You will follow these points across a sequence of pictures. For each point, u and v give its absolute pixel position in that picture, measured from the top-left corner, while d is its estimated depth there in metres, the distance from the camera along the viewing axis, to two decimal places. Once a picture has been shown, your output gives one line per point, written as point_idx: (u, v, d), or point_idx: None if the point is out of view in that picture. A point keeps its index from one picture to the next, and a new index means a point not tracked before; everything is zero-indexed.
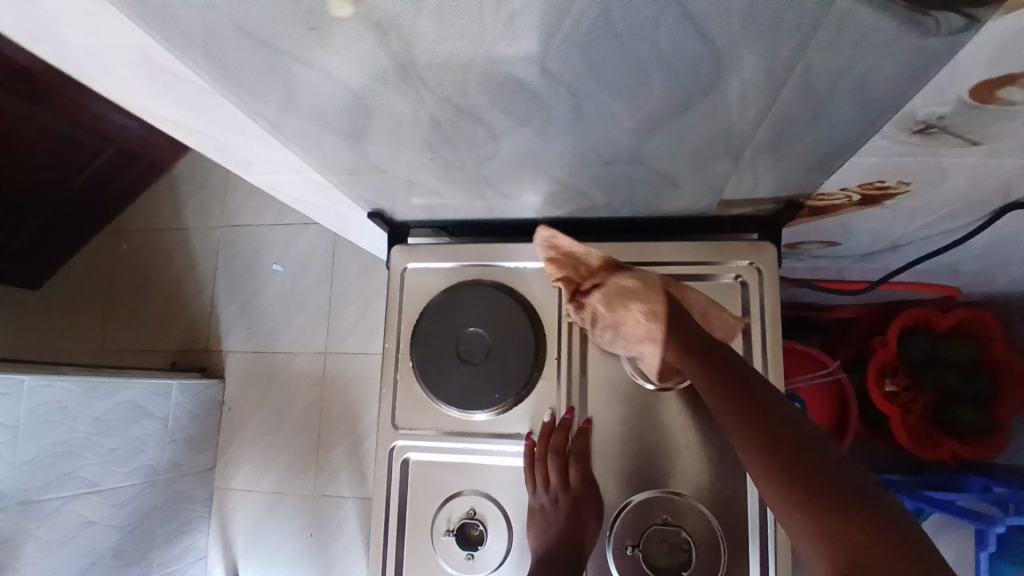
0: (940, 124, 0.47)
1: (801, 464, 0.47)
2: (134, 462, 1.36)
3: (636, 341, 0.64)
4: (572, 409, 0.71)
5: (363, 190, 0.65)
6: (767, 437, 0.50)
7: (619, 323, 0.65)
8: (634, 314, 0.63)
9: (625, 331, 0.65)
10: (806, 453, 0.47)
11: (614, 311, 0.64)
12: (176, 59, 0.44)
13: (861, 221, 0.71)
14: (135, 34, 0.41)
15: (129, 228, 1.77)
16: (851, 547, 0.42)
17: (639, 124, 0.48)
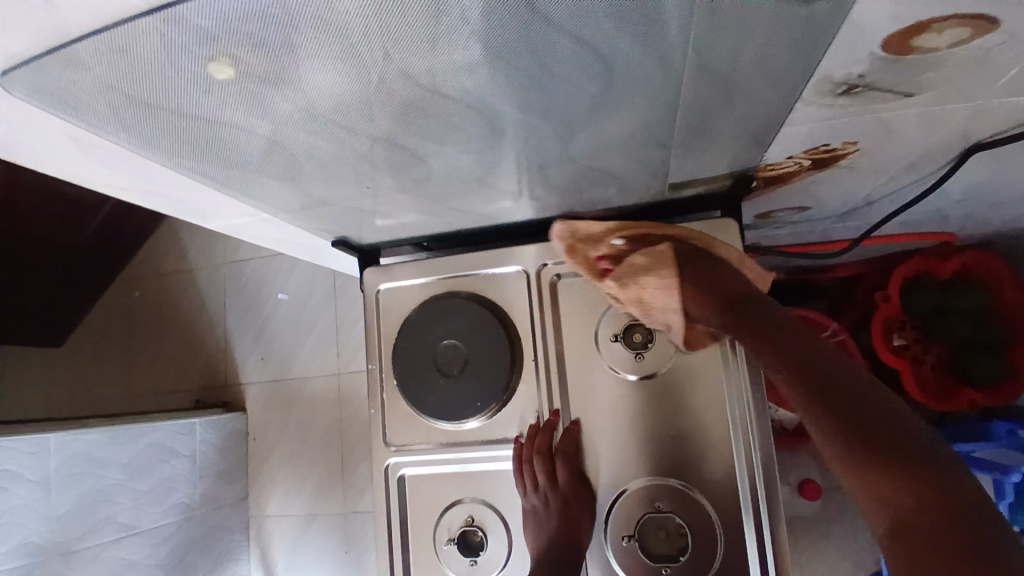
0: (862, 82, 0.44)
1: (867, 429, 0.43)
2: (168, 500, 1.41)
3: (657, 312, 0.63)
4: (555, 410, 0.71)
5: (320, 222, 0.67)
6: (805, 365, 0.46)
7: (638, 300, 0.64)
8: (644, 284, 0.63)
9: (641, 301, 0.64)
10: (869, 409, 0.44)
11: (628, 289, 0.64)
12: (99, 137, 0.45)
13: (823, 184, 0.70)
14: (54, 122, 0.43)
15: (141, 275, 1.83)
16: (927, 516, 0.39)
17: (558, 126, 0.48)
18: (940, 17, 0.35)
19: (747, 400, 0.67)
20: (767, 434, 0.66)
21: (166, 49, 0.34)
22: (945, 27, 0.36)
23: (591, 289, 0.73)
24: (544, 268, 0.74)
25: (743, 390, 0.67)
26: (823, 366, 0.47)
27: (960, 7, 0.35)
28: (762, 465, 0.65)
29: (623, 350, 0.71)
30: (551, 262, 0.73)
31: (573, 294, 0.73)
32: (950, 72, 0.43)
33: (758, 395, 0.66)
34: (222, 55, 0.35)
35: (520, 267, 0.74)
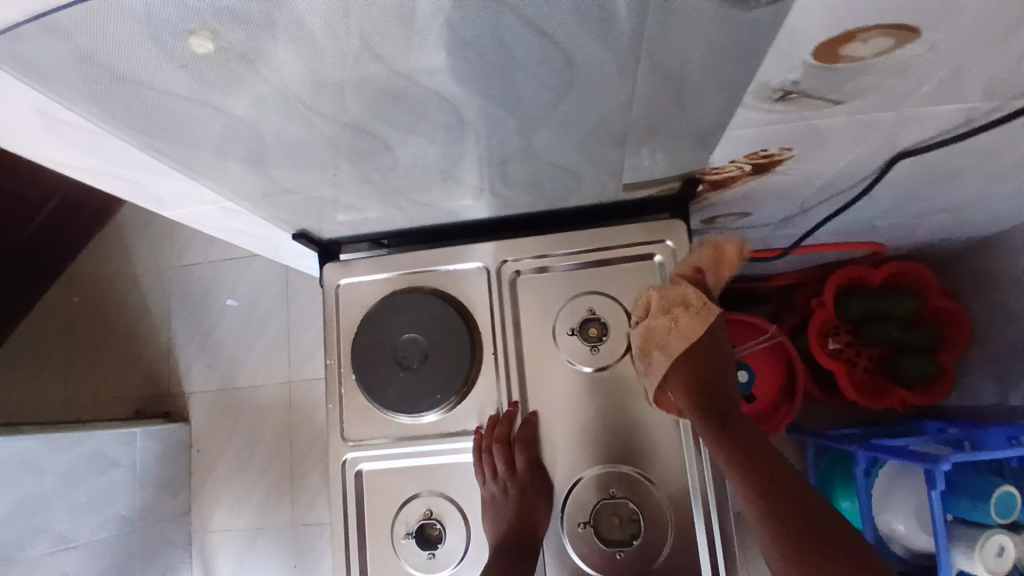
0: (796, 88, 0.49)
1: (805, 529, 0.52)
2: (106, 512, 1.37)
3: (664, 350, 0.68)
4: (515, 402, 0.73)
5: (282, 213, 0.67)
6: (767, 480, 0.56)
7: (656, 329, 0.69)
8: (677, 319, 0.68)
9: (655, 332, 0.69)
10: (809, 513, 0.53)
11: (658, 316, 0.69)
12: (68, 108, 0.45)
13: (763, 189, 0.75)
14: (27, 93, 0.43)
15: (78, 279, 1.75)
16: None
17: (521, 121, 0.51)
18: (864, 27, 0.40)
19: None
20: None
21: (144, 20, 0.35)
22: (868, 39, 0.41)
23: (549, 285, 0.76)
24: (503, 265, 0.76)
25: None
26: (786, 470, 0.57)
27: (878, 20, 0.39)
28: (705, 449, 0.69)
29: (579, 345, 0.74)
30: (510, 259, 0.76)
31: (532, 289, 0.76)
32: (871, 82, 0.49)
33: None
34: (205, 29, 0.36)
35: (480, 262, 0.76)
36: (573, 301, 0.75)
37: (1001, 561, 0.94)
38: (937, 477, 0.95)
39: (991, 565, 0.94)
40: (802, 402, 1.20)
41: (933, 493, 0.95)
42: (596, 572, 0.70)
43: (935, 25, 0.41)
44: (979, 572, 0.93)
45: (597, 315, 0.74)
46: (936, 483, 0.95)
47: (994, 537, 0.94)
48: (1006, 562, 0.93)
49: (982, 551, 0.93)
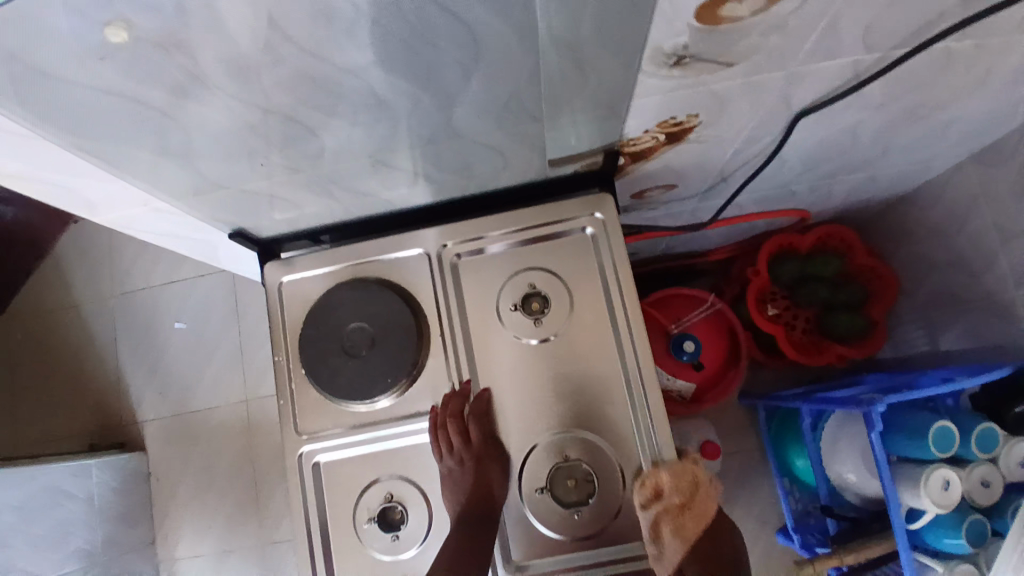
0: (688, 53, 0.53)
1: None
2: (65, 547, 1.32)
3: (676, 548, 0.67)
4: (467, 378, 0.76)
5: (217, 211, 0.68)
6: None
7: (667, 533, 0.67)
8: (684, 516, 0.68)
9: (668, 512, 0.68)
10: None
11: (668, 520, 0.67)
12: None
13: (681, 159, 0.80)
14: None
15: (16, 315, 1.69)
16: None
17: (438, 98, 0.53)
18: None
19: (635, 353, 0.74)
20: (654, 381, 0.74)
21: (58, 10, 0.37)
22: None
23: (490, 264, 0.79)
24: (443, 249, 0.79)
25: (631, 344, 0.75)
26: None
27: None
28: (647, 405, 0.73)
29: (523, 319, 0.77)
30: (449, 243, 0.78)
31: (473, 269, 0.79)
32: (752, 42, 0.53)
33: (643, 346, 0.74)
34: (118, 18, 0.38)
35: (420, 249, 0.79)
36: (513, 278, 0.78)
37: (947, 495, 0.98)
38: (875, 419, 1.02)
39: (937, 498, 0.98)
40: (746, 362, 1.28)
41: (874, 435, 1.02)
42: (555, 535, 0.73)
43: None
44: (927, 506, 0.98)
45: (537, 290, 0.77)
46: (875, 425, 1.02)
47: (937, 471, 0.99)
48: (951, 495, 0.98)
49: (928, 485, 0.98)
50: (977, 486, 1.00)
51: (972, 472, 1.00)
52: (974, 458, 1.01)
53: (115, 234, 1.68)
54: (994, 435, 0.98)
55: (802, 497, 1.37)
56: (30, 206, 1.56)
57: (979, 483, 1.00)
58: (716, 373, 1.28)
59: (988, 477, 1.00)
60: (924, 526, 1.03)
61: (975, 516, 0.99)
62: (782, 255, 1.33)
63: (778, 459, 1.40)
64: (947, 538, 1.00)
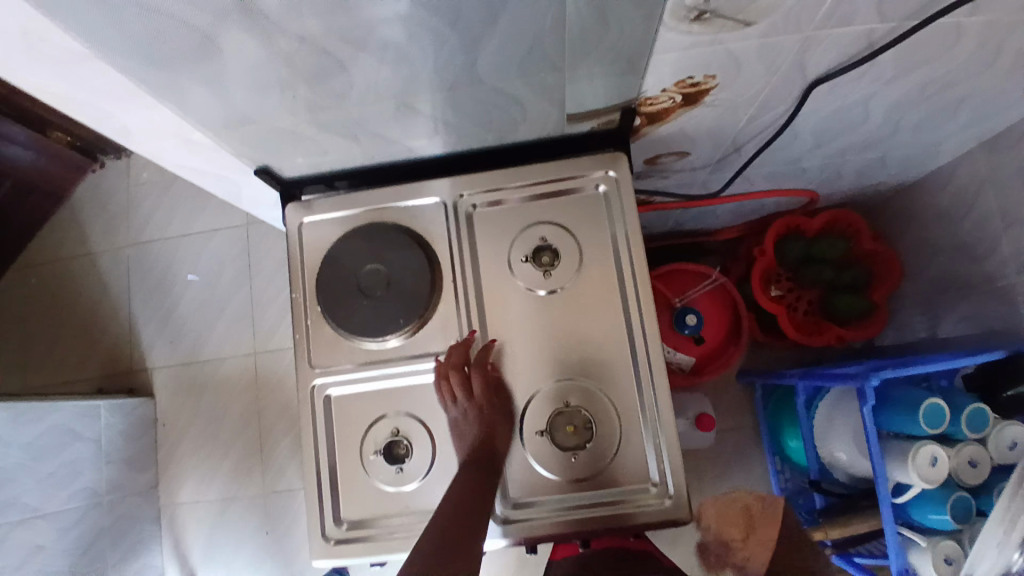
0: (709, 8, 0.55)
1: None
2: (73, 485, 1.37)
3: None
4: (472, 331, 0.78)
5: (245, 147, 0.70)
6: None
7: None
8: None
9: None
10: None
11: None
12: (54, 24, 0.48)
13: (696, 124, 0.82)
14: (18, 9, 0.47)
15: (33, 260, 1.72)
16: None
17: (464, 38, 0.56)
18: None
19: (639, 307, 0.77)
20: (656, 335, 0.76)
21: None
22: None
23: (502, 216, 0.81)
24: (459, 199, 0.81)
25: (636, 299, 0.77)
26: None
27: None
28: (647, 356, 0.76)
29: (533, 271, 0.79)
30: (466, 193, 0.81)
31: (487, 220, 0.81)
32: None
33: (647, 302, 0.77)
34: None
35: (436, 198, 0.81)
36: (525, 231, 0.81)
37: (934, 470, 1.01)
38: (868, 393, 1.05)
39: (925, 473, 1.01)
40: (747, 339, 1.29)
41: (865, 408, 1.05)
42: (553, 475, 0.76)
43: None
44: (915, 480, 1.01)
45: (548, 243, 0.80)
46: (867, 399, 1.04)
47: (925, 446, 1.02)
48: (939, 470, 1.01)
49: (916, 460, 1.01)
50: (965, 465, 1.02)
51: (961, 451, 1.02)
52: (963, 437, 1.04)
53: (133, 186, 1.71)
54: (984, 415, 1.01)
55: (793, 476, 1.40)
56: (51, 154, 1.58)
57: (967, 461, 1.02)
58: (716, 348, 1.31)
59: (976, 457, 1.02)
60: (911, 501, 1.06)
61: (961, 493, 1.02)
62: (789, 237, 1.35)
63: (773, 439, 1.42)
64: (932, 513, 1.03)
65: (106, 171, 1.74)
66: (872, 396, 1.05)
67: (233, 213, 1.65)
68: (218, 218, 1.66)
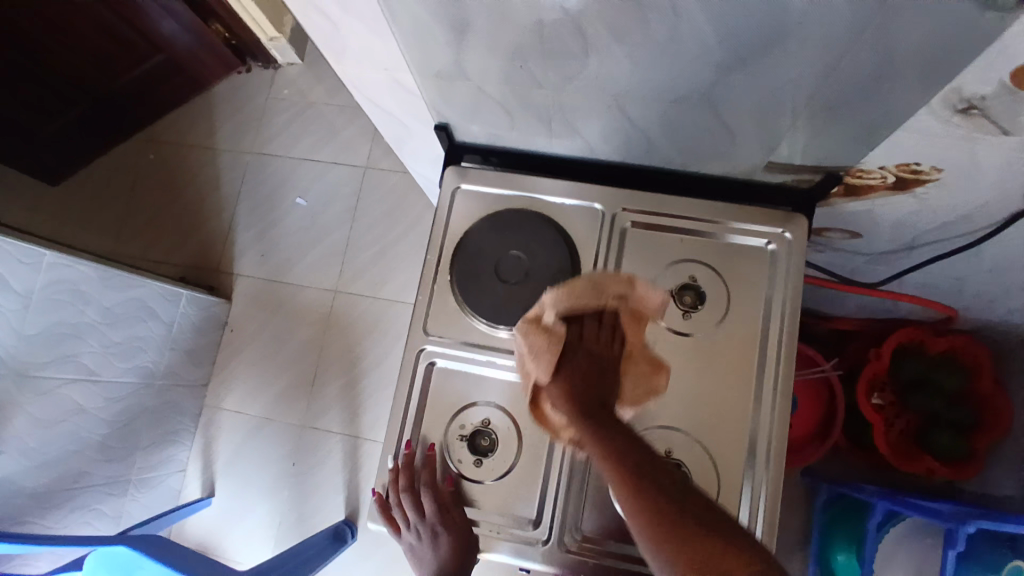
0: (981, 105, 0.52)
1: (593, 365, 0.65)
2: (134, 360, 1.40)
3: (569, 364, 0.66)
4: (450, 477, 0.74)
5: (440, 99, 0.69)
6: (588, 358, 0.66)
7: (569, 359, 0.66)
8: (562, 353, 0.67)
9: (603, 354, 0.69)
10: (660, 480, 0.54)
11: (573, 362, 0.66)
12: None
13: (887, 210, 0.77)
14: None
15: (160, 139, 1.79)
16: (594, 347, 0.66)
17: (721, 59, 0.52)
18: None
19: (776, 379, 0.72)
20: (785, 413, 0.71)
21: None
22: None
23: (658, 243, 0.77)
24: (620, 213, 0.78)
25: (775, 369, 0.72)
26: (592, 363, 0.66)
27: None
28: (769, 437, 0.71)
29: (673, 307, 0.75)
30: (629, 209, 0.77)
31: (641, 241, 0.77)
32: None
33: (786, 376, 0.72)
34: None
35: (596, 205, 0.78)
36: (677, 265, 0.76)
37: None
38: (958, 539, 0.98)
39: None
40: (831, 445, 1.20)
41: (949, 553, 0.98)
42: None
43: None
44: None
45: (696, 283, 0.75)
46: (955, 545, 0.98)
47: None
48: None
49: None
50: None
51: None
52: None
53: (273, 98, 1.76)
54: None
55: None
56: (209, 44, 1.65)
57: None
58: (798, 438, 1.24)
59: None
60: None
61: None
62: (907, 352, 1.26)
63: (819, 548, 1.32)
64: None
65: (250, 78, 1.79)
66: (960, 543, 0.98)
67: (357, 154, 1.68)
68: (340, 153, 1.69)
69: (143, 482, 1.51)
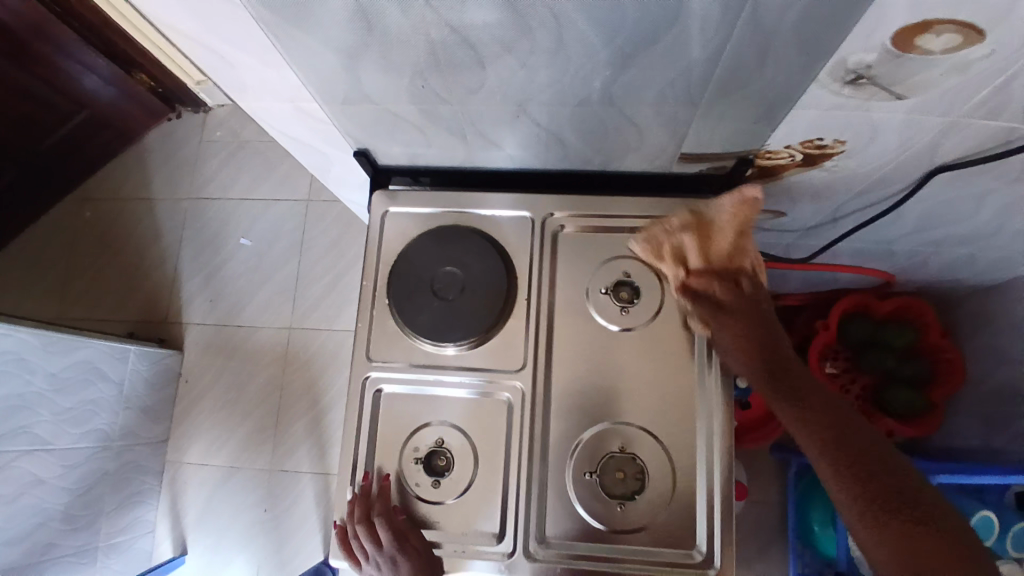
0: (868, 73, 0.53)
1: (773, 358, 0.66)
2: (87, 424, 1.35)
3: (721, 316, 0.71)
4: (401, 506, 0.72)
5: (353, 124, 0.69)
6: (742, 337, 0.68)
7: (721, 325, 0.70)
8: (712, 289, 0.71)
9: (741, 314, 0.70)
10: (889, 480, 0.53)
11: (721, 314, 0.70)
12: None
13: (804, 185, 0.79)
14: None
15: (92, 195, 1.74)
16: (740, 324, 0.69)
17: (613, 58, 0.54)
18: (943, 19, 0.46)
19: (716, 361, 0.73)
20: (729, 394, 0.72)
21: None
22: (942, 31, 0.47)
23: (589, 243, 0.78)
24: (549, 218, 0.78)
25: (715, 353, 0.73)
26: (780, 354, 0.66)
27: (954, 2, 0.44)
28: (716, 420, 0.72)
29: (610, 304, 0.76)
30: (556, 212, 0.78)
31: (572, 243, 0.78)
32: (941, 75, 0.53)
33: None
34: None
35: (526, 213, 0.79)
36: (609, 262, 0.77)
37: None
38: None
39: None
40: None
41: None
42: (593, 522, 0.71)
43: (1000, 31, 0.48)
44: None
45: (631, 279, 0.77)
46: None
47: None
48: None
49: None
50: None
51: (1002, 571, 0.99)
52: (1004, 555, 1.00)
53: (206, 141, 1.74)
54: None
55: (812, 562, 1.31)
56: (133, 95, 1.63)
57: None
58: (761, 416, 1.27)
59: None
60: None
61: None
62: (854, 317, 1.30)
63: (798, 520, 1.33)
64: None
65: (181, 122, 1.77)
66: None
67: (297, 187, 1.67)
68: (280, 188, 1.67)
69: (113, 546, 1.45)
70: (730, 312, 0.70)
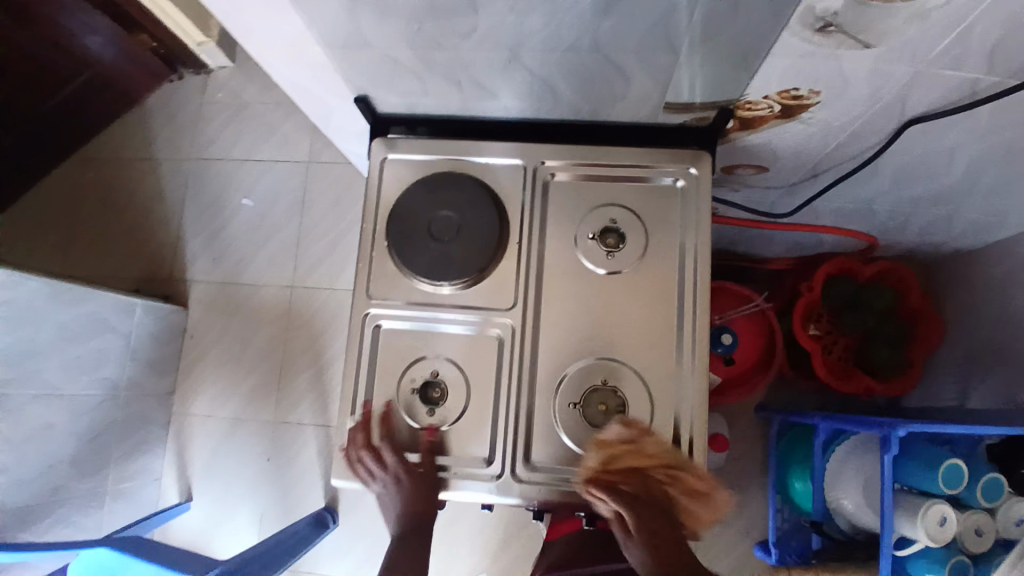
0: (836, 21, 0.57)
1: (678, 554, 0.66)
2: (96, 373, 1.40)
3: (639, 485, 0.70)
4: (428, 429, 0.78)
5: (354, 69, 0.73)
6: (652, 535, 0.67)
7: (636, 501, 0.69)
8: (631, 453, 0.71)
9: (645, 452, 0.72)
10: None
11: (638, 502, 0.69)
12: None
13: (784, 138, 0.83)
14: None
15: (97, 156, 1.77)
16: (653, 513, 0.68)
17: (598, 4, 0.57)
18: None
19: (695, 302, 0.78)
20: (706, 332, 0.77)
21: None
22: None
23: (579, 191, 0.82)
24: (541, 166, 0.82)
25: (695, 295, 0.78)
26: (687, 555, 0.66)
27: None
28: (692, 356, 0.77)
29: (597, 248, 0.80)
30: (548, 161, 0.82)
31: (563, 191, 0.82)
32: (904, 22, 0.57)
33: (704, 299, 0.78)
34: None
35: (519, 160, 0.83)
36: (597, 209, 0.82)
37: (942, 531, 0.97)
38: (893, 442, 1.01)
39: (932, 532, 0.97)
40: (775, 372, 1.29)
41: (885, 457, 1.01)
42: (576, 448, 0.76)
43: None
44: (920, 538, 0.97)
45: (617, 225, 0.81)
46: (889, 448, 1.00)
47: (937, 506, 0.97)
48: (947, 532, 0.97)
49: (924, 518, 0.97)
50: (970, 531, 0.99)
51: (970, 517, 0.99)
52: (975, 504, 1.00)
53: (208, 103, 1.76)
54: (1002, 484, 0.98)
55: (791, 516, 1.37)
56: (134, 57, 1.65)
57: (974, 528, 0.98)
58: (744, 371, 1.32)
59: (984, 525, 0.99)
60: (912, 555, 1.01)
61: (961, 558, 0.98)
62: (839, 278, 1.33)
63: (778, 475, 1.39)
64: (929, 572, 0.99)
65: (184, 85, 1.79)
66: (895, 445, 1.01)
67: (299, 149, 1.70)
68: (282, 150, 1.70)
69: (120, 493, 1.51)
70: (659, 535, 0.67)
